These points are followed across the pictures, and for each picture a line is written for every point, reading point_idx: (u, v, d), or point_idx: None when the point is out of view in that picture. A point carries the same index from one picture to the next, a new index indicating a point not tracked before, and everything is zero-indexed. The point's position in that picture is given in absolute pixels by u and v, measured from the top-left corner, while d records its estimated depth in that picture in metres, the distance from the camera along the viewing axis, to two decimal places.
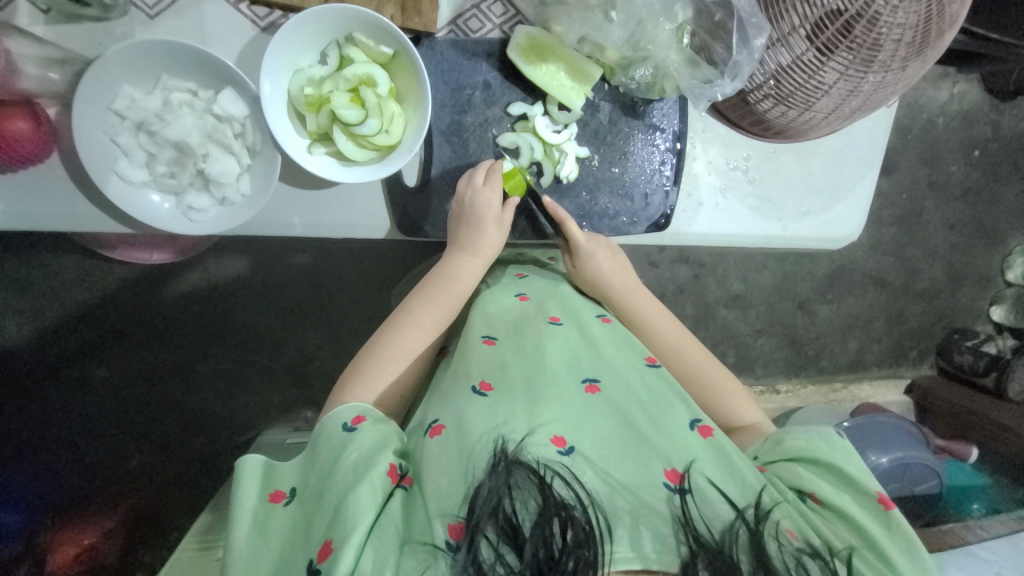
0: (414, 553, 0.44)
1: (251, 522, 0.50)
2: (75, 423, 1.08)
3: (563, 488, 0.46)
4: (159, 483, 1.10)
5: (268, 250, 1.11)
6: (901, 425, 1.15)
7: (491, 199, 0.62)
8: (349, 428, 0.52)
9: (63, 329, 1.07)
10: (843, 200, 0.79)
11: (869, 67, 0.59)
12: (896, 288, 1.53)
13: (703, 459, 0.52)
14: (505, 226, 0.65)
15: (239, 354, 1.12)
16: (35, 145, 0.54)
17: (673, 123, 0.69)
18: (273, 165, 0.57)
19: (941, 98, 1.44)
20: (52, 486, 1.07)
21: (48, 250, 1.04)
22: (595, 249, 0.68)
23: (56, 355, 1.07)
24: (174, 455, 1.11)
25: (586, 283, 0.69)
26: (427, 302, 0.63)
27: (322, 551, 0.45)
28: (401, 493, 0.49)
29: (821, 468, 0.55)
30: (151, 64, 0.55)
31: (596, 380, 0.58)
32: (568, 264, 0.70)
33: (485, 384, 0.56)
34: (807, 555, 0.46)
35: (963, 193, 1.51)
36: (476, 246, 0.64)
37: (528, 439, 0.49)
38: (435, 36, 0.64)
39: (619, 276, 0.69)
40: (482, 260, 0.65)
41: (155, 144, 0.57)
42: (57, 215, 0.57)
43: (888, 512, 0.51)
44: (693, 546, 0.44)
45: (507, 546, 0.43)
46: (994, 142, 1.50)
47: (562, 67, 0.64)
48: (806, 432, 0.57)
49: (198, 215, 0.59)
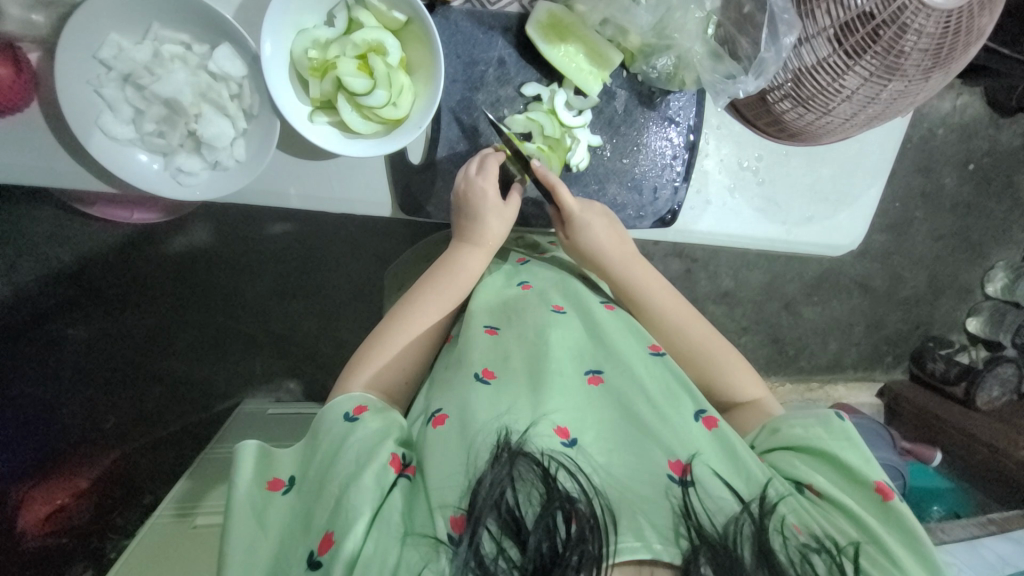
0: (415, 547, 0.43)
1: (247, 509, 0.48)
2: (49, 382, 1.05)
3: (567, 480, 0.46)
4: (137, 446, 1.07)
5: (253, 217, 1.06)
6: (869, 425, 1.22)
7: (485, 189, 0.60)
8: (350, 418, 0.51)
9: (36, 285, 1.02)
10: (849, 207, 0.79)
11: (893, 75, 0.58)
12: (880, 293, 1.56)
13: (704, 450, 0.51)
14: (507, 222, 0.63)
15: (220, 321, 1.09)
16: (12, 92, 0.50)
17: (689, 117, 0.67)
18: (271, 131, 0.54)
19: (943, 108, 1.43)
20: (25, 444, 1.04)
21: (23, 203, 0.99)
22: (590, 220, 0.64)
23: (29, 312, 1.03)
24: (155, 419, 1.08)
25: (578, 253, 0.66)
26: (435, 290, 0.62)
27: (323, 542, 0.44)
28: (404, 483, 0.48)
29: (817, 457, 0.55)
30: (143, 11, 0.50)
31: (599, 371, 0.57)
32: (560, 235, 0.66)
33: (487, 372, 0.55)
34: (812, 551, 0.46)
35: (954, 206, 1.54)
36: (481, 238, 0.62)
37: (531, 430, 0.49)
38: (450, 5, 0.60)
39: (614, 247, 0.65)
40: (487, 252, 0.63)
41: (143, 100, 0.53)
42: (34, 169, 0.53)
43: (888, 502, 0.52)
44: (694, 541, 0.43)
45: (509, 540, 0.42)
46: (989, 156, 1.52)
47: (581, 49, 0.61)
48: (803, 420, 0.57)
49: (187, 179, 0.55)
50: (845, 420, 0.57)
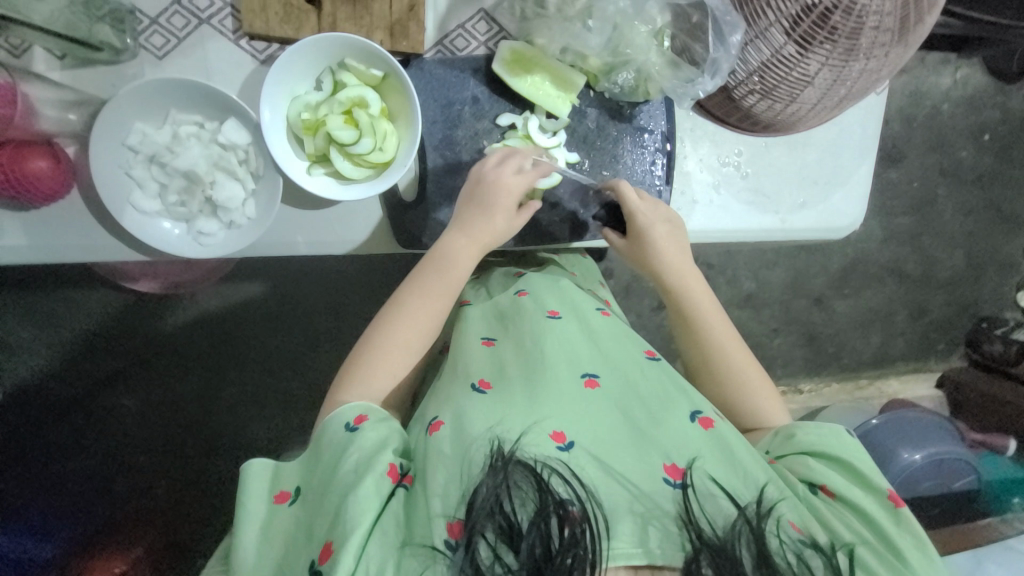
0: (414, 554, 0.45)
1: (263, 525, 0.51)
2: (105, 450, 1.12)
3: (561, 487, 0.47)
4: (185, 508, 1.14)
5: (279, 276, 1.14)
6: (931, 419, 1.15)
7: (511, 190, 0.62)
8: (351, 428, 0.53)
9: (90, 359, 1.11)
10: (841, 189, 0.79)
11: (851, 55, 0.60)
12: (915, 278, 1.50)
13: (704, 454, 0.52)
14: (513, 227, 0.65)
15: (257, 377, 1.16)
16: (55, 182, 0.58)
17: (660, 124, 0.71)
18: (275, 189, 0.61)
19: (944, 84, 1.42)
20: (85, 512, 1.11)
21: (75, 284, 1.09)
22: (652, 222, 0.66)
23: (85, 384, 1.11)
24: (199, 480, 1.14)
25: (635, 254, 0.69)
26: (424, 291, 0.63)
27: (323, 552, 0.46)
28: (401, 493, 0.51)
29: (831, 462, 0.57)
30: (159, 100, 0.58)
31: (596, 375, 0.58)
32: (616, 239, 0.70)
33: (484, 382, 0.57)
34: (809, 549, 0.47)
35: (977, 179, 1.49)
36: (478, 233, 0.63)
37: (523, 438, 0.50)
38: (423, 57, 0.65)
39: (675, 255, 0.67)
40: (480, 247, 0.63)
41: (167, 175, 0.61)
42: (79, 246, 0.61)
43: (898, 509, 0.53)
44: (696, 542, 0.44)
45: (505, 546, 0.44)
46: (1004, 124, 1.48)
47: (546, 77, 0.66)
48: (818, 427, 0.59)
49: (208, 240, 0.62)
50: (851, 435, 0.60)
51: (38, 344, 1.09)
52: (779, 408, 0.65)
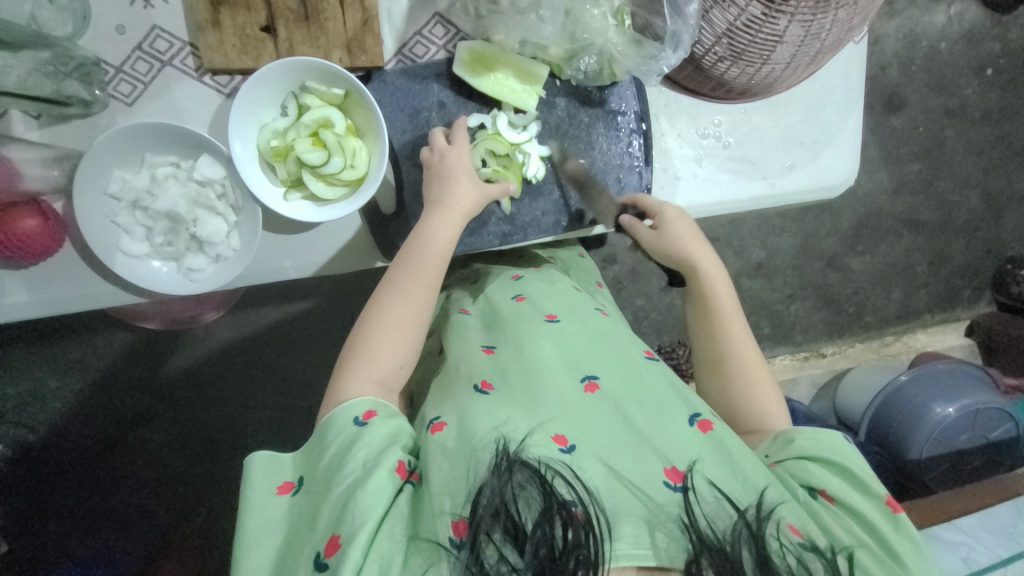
0: (419, 549, 0.46)
1: (264, 516, 0.51)
2: (139, 487, 1.16)
3: (563, 487, 0.46)
4: (222, 538, 1.18)
5: (287, 299, 1.16)
6: (962, 368, 1.11)
7: (461, 157, 0.63)
8: (361, 423, 0.53)
9: (117, 400, 1.15)
10: (830, 146, 0.77)
11: (820, 8, 0.58)
12: (932, 227, 1.45)
13: (704, 457, 0.52)
14: (484, 189, 0.64)
15: (279, 402, 1.18)
16: (47, 238, 0.60)
17: (632, 104, 0.70)
18: (255, 219, 0.61)
19: (938, 22, 1.36)
20: (126, 550, 1.16)
21: (92, 329, 1.13)
22: (676, 218, 0.68)
23: (114, 426, 1.15)
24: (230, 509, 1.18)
25: (660, 247, 0.67)
26: (412, 270, 0.60)
27: (330, 544, 0.46)
28: (409, 489, 0.51)
29: (830, 466, 0.56)
30: (136, 146, 0.60)
31: (595, 378, 0.58)
32: (643, 232, 0.68)
33: (486, 383, 0.58)
34: (809, 552, 0.47)
35: (985, 115, 1.43)
36: (455, 203, 0.62)
37: (528, 439, 0.50)
38: (384, 69, 0.65)
39: (702, 251, 0.67)
40: (461, 216, 0.62)
41: (150, 218, 0.62)
42: (80, 295, 0.64)
43: (896, 514, 0.53)
44: (698, 544, 0.44)
45: (509, 546, 0.43)
46: (1006, 56, 1.42)
47: (509, 73, 0.65)
48: (817, 432, 0.57)
49: (197, 275, 0.63)
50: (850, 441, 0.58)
51: (65, 391, 1.13)
52: (784, 415, 0.62)
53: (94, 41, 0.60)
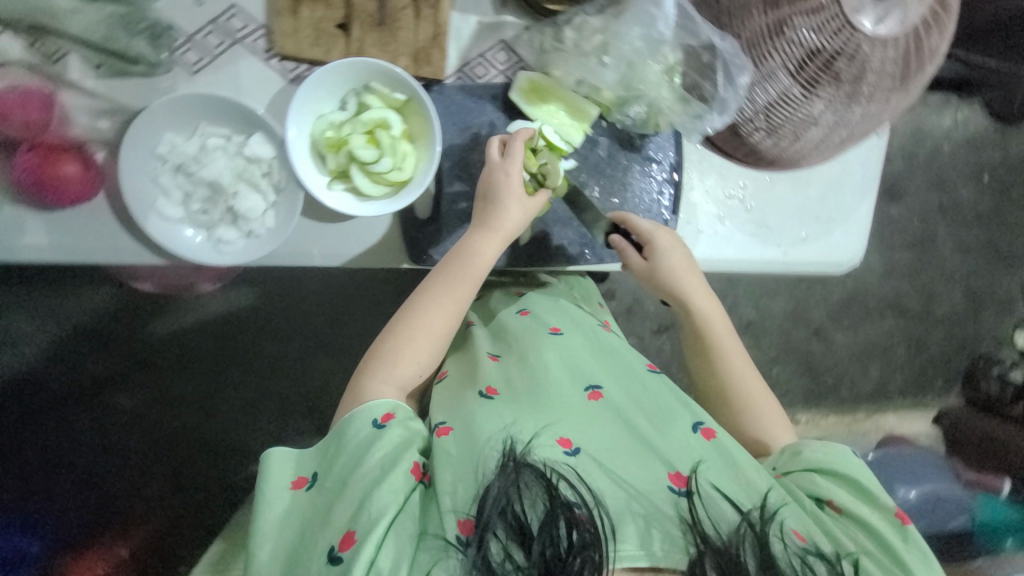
0: (428, 549, 0.47)
1: (280, 513, 0.52)
2: (99, 449, 1.14)
3: (568, 489, 0.48)
4: (173, 515, 1.15)
5: (284, 279, 1.16)
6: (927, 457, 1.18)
7: (510, 179, 0.63)
8: (379, 426, 0.54)
9: (92, 358, 1.13)
10: (842, 224, 0.81)
11: (853, 99, 0.63)
12: (916, 314, 1.52)
13: (708, 461, 0.54)
14: (528, 214, 0.65)
15: (257, 383, 1.17)
16: (84, 185, 0.60)
17: (668, 155, 0.74)
18: (295, 202, 0.63)
19: (943, 125, 1.46)
20: (71, 512, 1.13)
21: (82, 281, 1.11)
22: (670, 244, 0.70)
23: (84, 382, 1.13)
24: (187, 484, 1.15)
25: (653, 275, 0.70)
26: (447, 284, 0.63)
27: (344, 539, 0.48)
28: (421, 489, 0.52)
29: (838, 478, 0.59)
30: (191, 113, 0.61)
31: (599, 387, 0.60)
32: (635, 259, 0.70)
33: (491, 389, 0.59)
34: (813, 557, 0.48)
35: (976, 218, 1.52)
36: (500, 227, 0.63)
37: (535, 441, 0.52)
38: (444, 82, 0.68)
39: (690, 276, 0.71)
40: (503, 240, 0.64)
41: (192, 184, 0.63)
42: (100, 249, 0.63)
43: (905, 526, 0.55)
44: (701, 547, 0.46)
45: (516, 546, 0.45)
46: (1001, 166, 1.52)
47: (561, 106, 0.69)
48: (826, 447, 0.61)
49: (227, 247, 0.64)
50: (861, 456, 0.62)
51: (41, 340, 1.11)
52: (789, 432, 0.69)
53: (169, 6, 0.61)
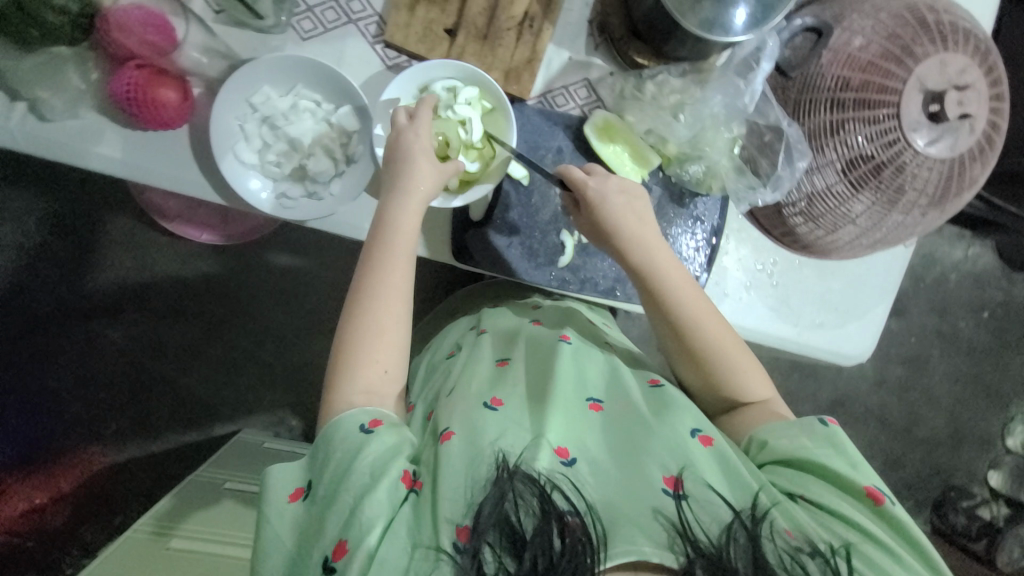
0: (423, 557, 0.47)
1: (273, 512, 0.52)
2: (72, 379, 1.13)
3: (562, 500, 0.49)
4: (127, 461, 1.13)
5: (299, 245, 1.17)
6: None
7: (419, 135, 0.62)
8: (366, 430, 0.54)
9: (92, 285, 1.13)
10: (856, 320, 0.85)
11: (892, 207, 0.68)
12: (898, 429, 1.54)
13: (698, 463, 0.53)
14: (444, 169, 0.63)
15: (249, 345, 1.17)
16: (177, 114, 0.63)
17: (713, 218, 0.78)
18: (365, 176, 0.66)
19: (955, 256, 1.53)
20: (25, 437, 1.11)
21: (109, 207, 1.13)
22: (612, 193, 0.65)
23: (77, 308, 1.13)
24: (151, 431, 1.14)
25: (601, 234, 0.66)
26: (380, 266, 0.61)
27: (336, 549, 0.48)
28: (411, 497, 0.52)
29: (809, 467, 0.56)
30: (292, 73, 0.65)
31: (601, 400, 0.61)
32: (585, 218, 0.67)
33: (495, 400, 0.59)
34: (805, 555, 0.48)
35: (970, 350, 1.57)
36: (409, 185, 0.61)
37: (525, 455, 0.52)
38: (526, 102, 0.73)
39: (637, 228, 0.65)
40: (420, 200, 0.62)
41: (273, 136, 0.66)
42: (170, 176, 0.66)
43: (880, 506, 0.53)
44: (691, 554, 0.45)
45: (508, 554, 0.45)
46: (1003, 307, 1.58)
47: (626, 149, 0.74)
48: (789, 429, 0.59)
49: (288, 202, 0.66)
50: (830, 424, 0.58)
51: (52, 255, 1.12)
52: (765, 383, 0.65)
53: None
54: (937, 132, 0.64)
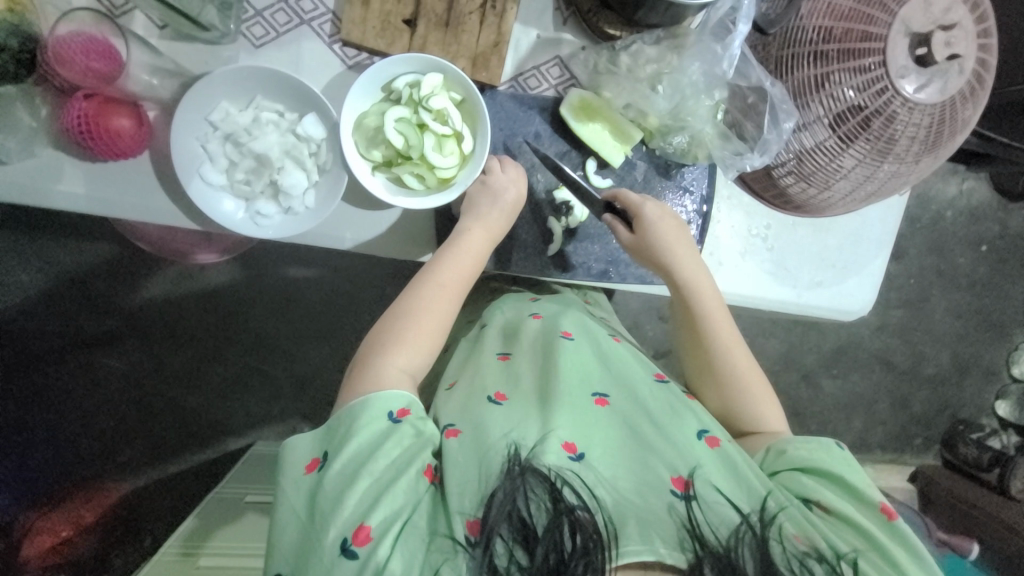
0: (439, 550, 0.47)
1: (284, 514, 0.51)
2: (77, 411, 1.12)
3: (572, 494, 0.48)
4: (146, 484, 1.14)
5: (282, 255, 1.15)
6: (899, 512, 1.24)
7: (510, 182, 0.67)
8: (395, 420, 0.54)
9: (84, 315, 1.12)
10: (855, 275, 0.84)
11: (885, 156, 0.66)
12: (902, 371, 1.55)
13: (704, 464, 0.54)
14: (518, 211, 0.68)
15: (249, 359, 1.16)
16: (133, 142, 0.60)
17: (702, 188, 0.75)
18: (338, 183, 0.63)
19: (949, 192, 1.51)
20: (40, 473, 1.12)
21: (85, 236, 1.10)
22: (659, 217, 0.67)
23: (73, 340, 1.12)
24: (165, 454, 1.15)
25: (640, 249, 0.68)
26: (443, 282, 0.63)
27: (358, 534, 0.47)
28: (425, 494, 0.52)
29: (824, 476, 0.57)
30: (249, 85, 0.62)
31: (606, 394, 0.60)
32: (623, 234, 0.68)
33: (499, 395, 0.59)
34: (812, 559, 0.48)
35: (970, 285, 1.56)
36: (490, 225, 0.66)
37: (540, 446, 0.52)
38: (497, 89, 0.69)
39: (678, 248, 0.68)
40: (492, 240, 0.67)
41: (238, 154, 0.63)
42: (137, 205, 0.64)
43: (892, 522, 0.53)
44: (699, 552, 0.46)
45: (519, 547, 0.46)
46: (1001, 239, 1.57)
47: (606, 127, 0.71)
48: (808, 442, 0.59)
49: (264, 221, 0.64)
50: (845, 449, 0.59)
51: (37, 291, 1.10)
52: (779, 417, 0.65)
53: None
54: (925, 77, 0.61)
